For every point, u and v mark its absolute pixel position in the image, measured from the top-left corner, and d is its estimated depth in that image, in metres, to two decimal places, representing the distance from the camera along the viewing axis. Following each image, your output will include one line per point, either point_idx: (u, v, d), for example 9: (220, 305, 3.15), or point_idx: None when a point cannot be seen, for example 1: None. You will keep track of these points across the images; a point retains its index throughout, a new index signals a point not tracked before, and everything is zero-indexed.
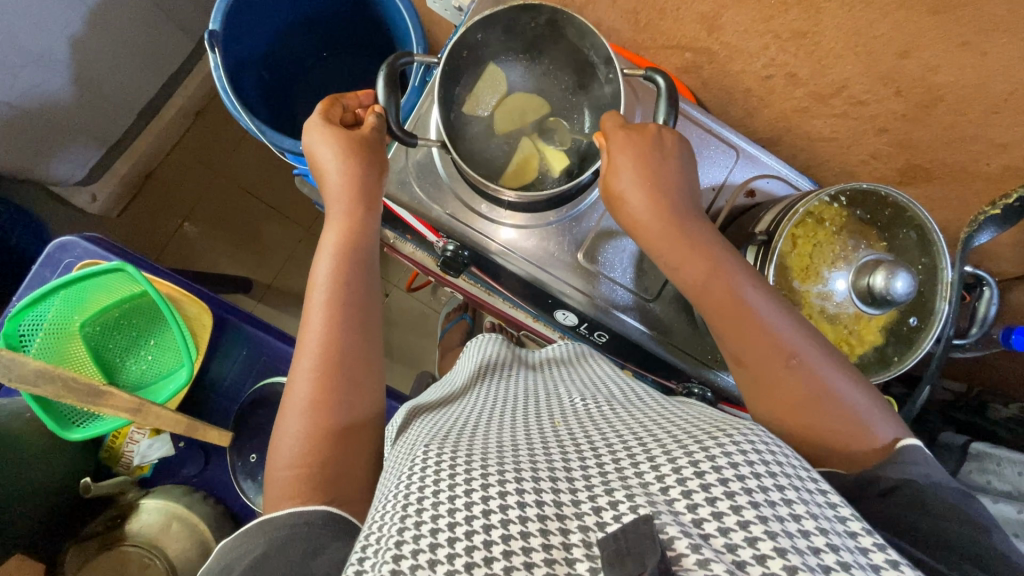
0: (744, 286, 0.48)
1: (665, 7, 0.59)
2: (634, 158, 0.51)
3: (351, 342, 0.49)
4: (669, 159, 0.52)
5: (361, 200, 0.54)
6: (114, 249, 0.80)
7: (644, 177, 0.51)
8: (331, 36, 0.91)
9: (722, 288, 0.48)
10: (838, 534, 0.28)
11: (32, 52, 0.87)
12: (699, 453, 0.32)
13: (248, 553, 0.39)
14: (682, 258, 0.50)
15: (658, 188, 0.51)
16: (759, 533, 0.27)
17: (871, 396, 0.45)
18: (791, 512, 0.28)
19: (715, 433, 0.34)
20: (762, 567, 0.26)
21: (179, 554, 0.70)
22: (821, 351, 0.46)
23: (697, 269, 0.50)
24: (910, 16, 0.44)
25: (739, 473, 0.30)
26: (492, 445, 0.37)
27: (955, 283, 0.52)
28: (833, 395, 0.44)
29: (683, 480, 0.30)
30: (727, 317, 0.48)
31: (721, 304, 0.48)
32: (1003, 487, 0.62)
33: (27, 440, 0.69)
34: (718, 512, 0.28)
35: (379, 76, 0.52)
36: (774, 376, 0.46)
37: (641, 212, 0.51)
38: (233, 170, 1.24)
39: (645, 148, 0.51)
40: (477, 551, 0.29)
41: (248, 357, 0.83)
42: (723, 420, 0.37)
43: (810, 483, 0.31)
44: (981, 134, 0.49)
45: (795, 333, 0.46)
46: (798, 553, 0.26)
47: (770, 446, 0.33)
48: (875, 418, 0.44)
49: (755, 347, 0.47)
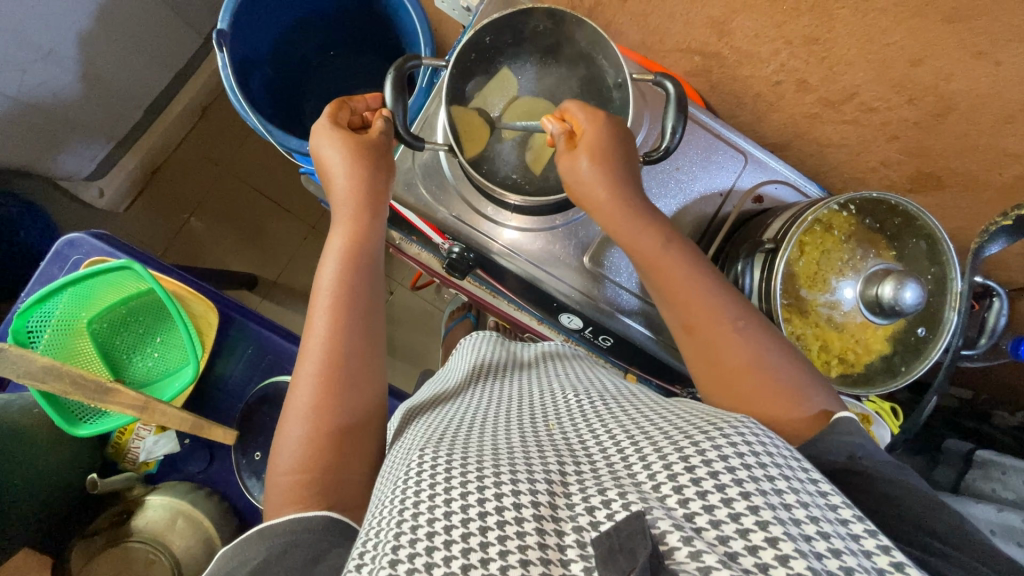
0: (693, 267, 0.49)
1: (674, 10, 0.59)
2: (594, 142, 0.51)
3: (355, 345, 0.50)
4: (621, 144, 0.51)
5: (366, 202, 0.54)
6: (121, 247, 0.81)
7: (601, 162, 0.50)
8: (339, 36, 0.90)
9: (675, 265, 0.49)
10: (829, 522, 0.28)
11: (40, 48, 0.87)
12: (691, 449, 0.32)
13: (248, 562, 0.40)
14: (635, 232, 0.50)
15: (614, 170, 0.51)
16: (750, 524, 0.27)
17: (803, 368, 0.44)
18: (781, 501, 0.28)
19: (706, 428, 0.34)
20: (754, 558, 0.26)
21: (184, 549, 0.70)
22: (768, 332, 0.46)
23: (651, 240, 0.49)
24: (924, 23, 0.43)
25: (729, 465, 0.30)
26: (487, 447, 0.37)
27: (965, 293, 0.51)
28: (770, 369, 0.43)
29: (674, 476, 0.31)
30: (676, 295, 0.48)
31: (670, 285, 0.48)
32: (1009, 495, 0.62)
33: (36, 435, 0.69)
34: (710, 506, 0.29)
35: (387, 79, 0.52)
36: (717, 348, 0.45)
37: (600, 192, 0.50)
38: (240, 167, 1.25)
39: (600, 135, 0.51)
40: (474, 553, 0.29)
41: (254, 355, 0.83)
42: (714, 415, 0.38)
43: (800, 473, 0.32)
44: (994, 143, 0.48)
45: (742, 307, 0.47)
46: (789, 540, 0.26)
47: (761, 437, 0.34)
48: (808, 388, 0.43)
49: (699, 315, 0.47)
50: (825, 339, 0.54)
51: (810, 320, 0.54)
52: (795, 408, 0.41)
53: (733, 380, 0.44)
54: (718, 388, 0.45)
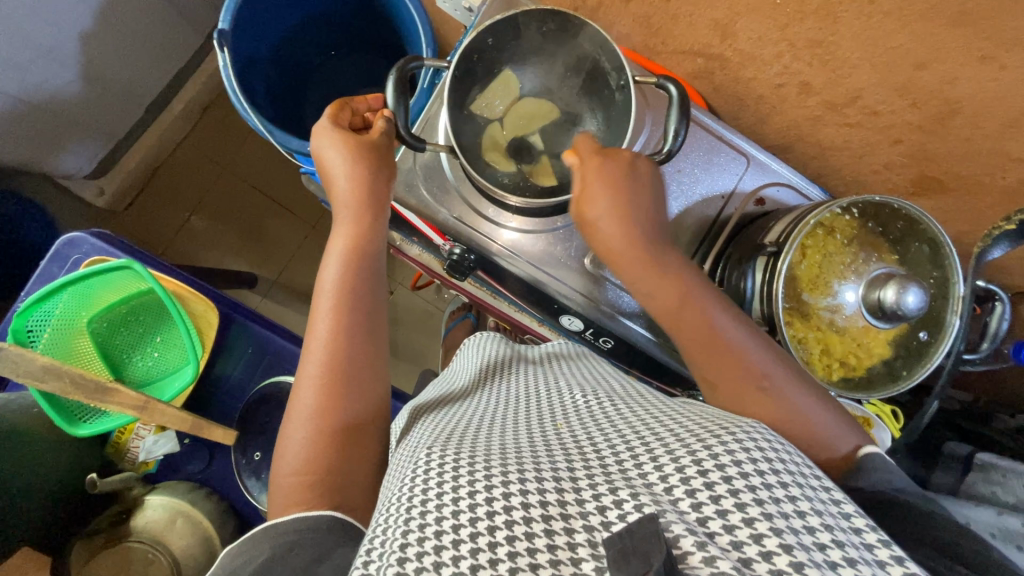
0: (714, 310, 0.48)
1: (678, 12, 0.59)
2: (606, 188, 0.51)
3: (359, 346, 0.50)
4: (639, 189, 0.52)
5: (369, 202, 0.54)
6: (121, 246, 0.80)
7: (616, 208, 0.51)
8: (340, 35, 0.90)
9: (694, 318, 0.48)
10: (842, 530, 0.28)
11: (41, 47, 0.87)
12: (703, 453, 0.32)
13: (254, 559, 0.39)
14: (650, 288, 0.51)
15: (627, 216, 0.51)
16: (764, 530, 0.27)
17: (829, 410, 0.45)
18: (795, 509, 0.28)
19: (717, 432, 0.34)
20: (768, 564, 0.26)
21: (184, 550, 0.70)
22: (796, 381, 0.45)
23: (670, 290, 0.50)
24: (929, 27, 0.43)
25: (742, 471, 0.30)
26: (495, 447, 0.37)
27: (968, 298, 0.51)
28: (803, 419, 0.43)
29: (686, 480, 0.31)
30: (699, 346, 0.48)
31: (693, 332, 0.48)
32: (1008, 499, 0.62)
33: (35, 434, 0.69)
34: (723, 510, 0.29)
35: (389, 80, 0.51)
36: (746, 402, 0.45)
37: (614, 240, 0.51)
38: (240, 166, 1.25)
39: (616, 180, 0.51)
40: (483, 552, 0.29)
41: (253, 355, 0.83)
42: (724, 419, 0.38)
43: (813, 481, 0.31)
44: (997, 148, 0.48)
45: (770, 355, 0.46)
46: (803, 549, 0.26)
47: (773, 444, 0.33)
48: (835, 430, 0.44)
49: (722, 374, 0.46)
50: (826, 343, 0.53)
51: (811, 323, 0.54)
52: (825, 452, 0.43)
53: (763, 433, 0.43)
54: None
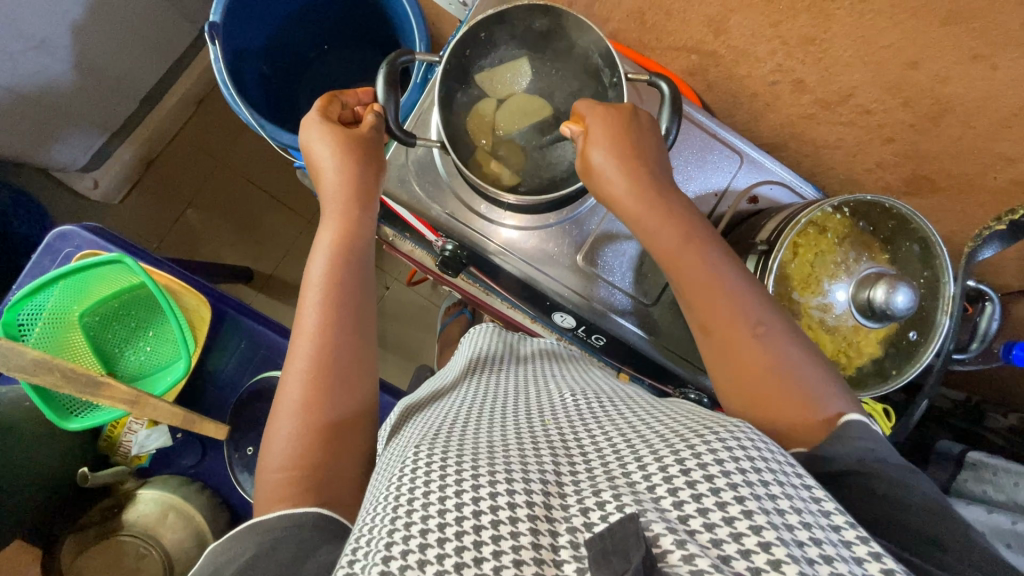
0: (714, 257, 0.47)
1: (671, 8, 0.58)
2: (607, 132, 0.50)
3: (345, 341, 0.49)
4: (643, 134, 0.51)
5: (356, 196, 0.54)
6: (113, 240, 0.80)
7: (619, 153, 0.49)
8: (333, 28, 0.90)
9: (695, 262, 0.47)
10: (822, 529, 0.28)
11: (32, 37, 0.86)
12: (685, 452, 0.32)
13: (238, 557, 0.39)
14: (657, 221, 0.49)
15: (632, 160, 0.49)
16: (744, 528, 0.27)
17: (825, 371, 0.43)
18: (776, 506, 0.28)
19: (701, 431, 0.34)
20: (747, 562, 0.26)
21: (175, 543, 0.70)
22: (791, 333, 0.45)
23: (671, 228, 0.48)
24: (920, 25, 0.43)
25: (724, 469, 0.30)
26: (481, 445, 0.37)
27: (957, 298, 0.51)
28: (791, 369, 0.43)
29: (669, 478, 0.31)
30: (694, 288, 0.47)
31: (689, 276, 0.47)
32: (1000, 497, 0.62)
33: (26, 427, 0.70)
34: (704, 508, 0.29)
35: (379, 74, 0.51)
36: (738, 345, 0.44)
37: (619, 183, 0.49)
38: (235, 159, 1.24)
39: (619, 124, 0.50)
40: (467, 551, 0.29)
41: (247, 350, 0.83)
42: (709, 419, 0.38)
43: (794, 479, 0.31)
44: (989, 147, 0.48)
45: (765, 307, 0.46)
46: (782, 546, 0.26)
47: (756, 441, 0.33)
48: (827, 392, 0.42)
49: (717, 315, 0.46)
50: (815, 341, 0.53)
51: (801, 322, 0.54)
52: (806, 410, 0.41)
53: (750, 384, 0.43)
54: (740, 390, 0.44)
